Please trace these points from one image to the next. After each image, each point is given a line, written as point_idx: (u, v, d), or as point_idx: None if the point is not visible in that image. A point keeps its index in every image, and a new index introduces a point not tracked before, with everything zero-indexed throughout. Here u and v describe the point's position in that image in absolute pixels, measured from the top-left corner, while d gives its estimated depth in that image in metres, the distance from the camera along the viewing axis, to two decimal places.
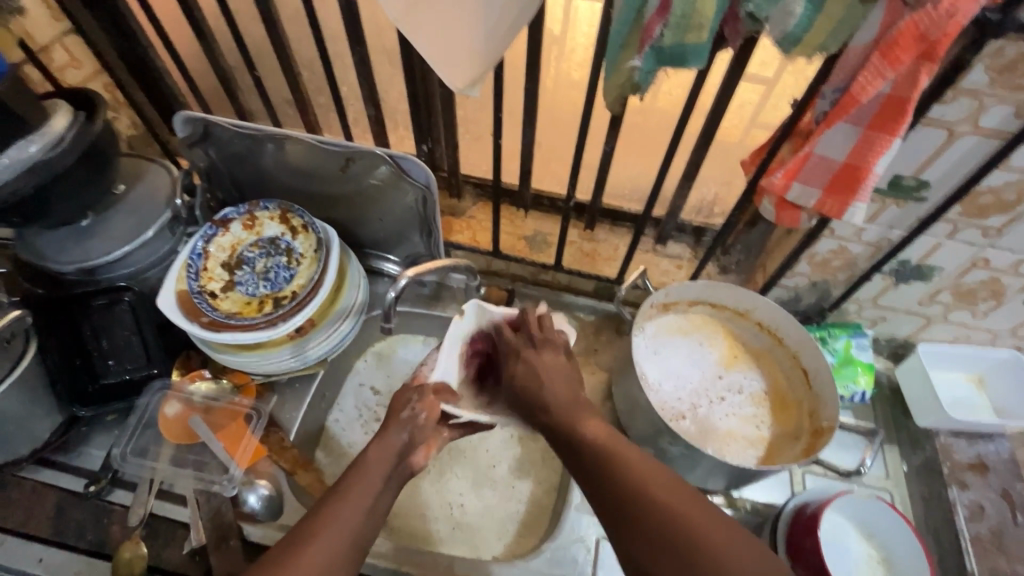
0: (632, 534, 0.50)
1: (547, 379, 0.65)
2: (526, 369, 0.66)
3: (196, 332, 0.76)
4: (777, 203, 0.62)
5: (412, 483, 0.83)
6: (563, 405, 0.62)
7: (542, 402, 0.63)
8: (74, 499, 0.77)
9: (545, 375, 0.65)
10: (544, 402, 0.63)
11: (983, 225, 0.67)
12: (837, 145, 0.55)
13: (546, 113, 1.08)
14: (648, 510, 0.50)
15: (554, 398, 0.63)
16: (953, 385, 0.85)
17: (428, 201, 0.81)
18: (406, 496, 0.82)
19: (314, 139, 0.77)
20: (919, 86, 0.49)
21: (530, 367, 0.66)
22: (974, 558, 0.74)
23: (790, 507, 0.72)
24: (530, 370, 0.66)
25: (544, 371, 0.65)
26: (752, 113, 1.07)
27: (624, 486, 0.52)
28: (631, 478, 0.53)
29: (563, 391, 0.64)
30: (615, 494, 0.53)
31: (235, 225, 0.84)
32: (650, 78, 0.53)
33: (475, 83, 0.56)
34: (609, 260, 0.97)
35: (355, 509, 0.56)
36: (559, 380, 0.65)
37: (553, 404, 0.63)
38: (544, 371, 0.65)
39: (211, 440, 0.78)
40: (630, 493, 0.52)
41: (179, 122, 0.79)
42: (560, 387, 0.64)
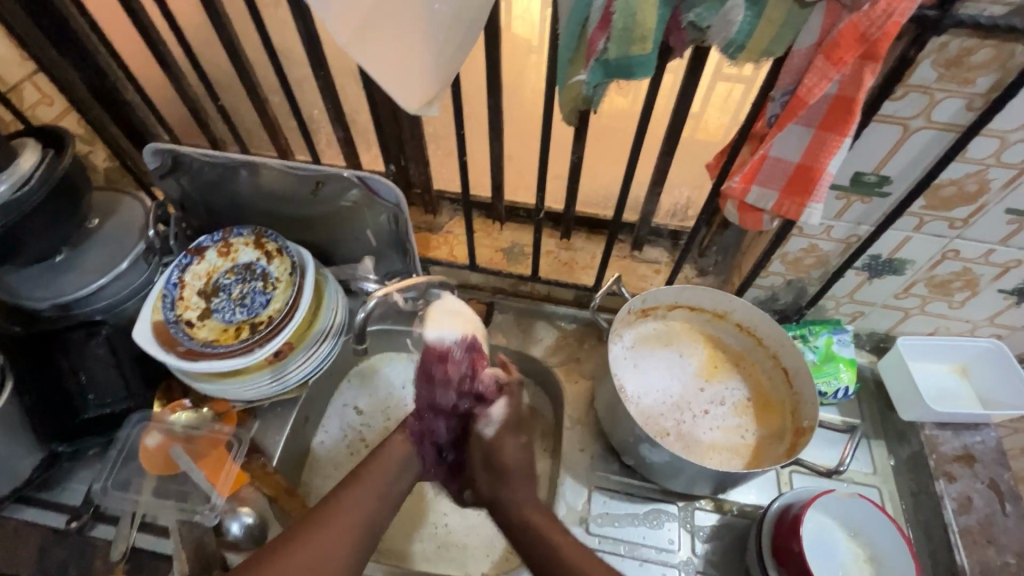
0: None
1: (514, 470, 0.70)
2: (501, 458, 0.70)
3: (171, 361, 0.76)
4: (739, 207, 0.62)
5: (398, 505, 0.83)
6: (527, 504, 0.68)
7: (502, 489, 0.69)
8: (57, 536, 0.77)
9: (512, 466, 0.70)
10: (506, 500, 0.69)
11: (948, 217, 0.67)
12: (791, 146, 0.55)
13: (518, 122, 1.07)
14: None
15: (519, 498, 0.69)
16: (937, 376, 0.85)
17: (400, 221, 0.82)
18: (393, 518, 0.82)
19: (284, 164, 0.79)
20: (863, 85, 0.49)
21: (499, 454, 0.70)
22: (964, 552, 0.73)
23: (776, 508, 0.72)
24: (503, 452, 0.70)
25: (509, 466, 0.70)
26: (729, 111, 1.05)
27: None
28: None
29: (523, 487, 0.70)
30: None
31: (210, 253, 0.85)
32: (601, 91, 0.53)
33: (431, 102, 0.57)
34: (586, 269, 0.97)
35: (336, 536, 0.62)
36: (523, 476, 0.70)
37: (512, 504, 0.68)
38: (514, 465, 0.70)
39: (193, 470, 0.78)
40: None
41: (150, 154, 0.80)
42: (525, 485, 0.70)
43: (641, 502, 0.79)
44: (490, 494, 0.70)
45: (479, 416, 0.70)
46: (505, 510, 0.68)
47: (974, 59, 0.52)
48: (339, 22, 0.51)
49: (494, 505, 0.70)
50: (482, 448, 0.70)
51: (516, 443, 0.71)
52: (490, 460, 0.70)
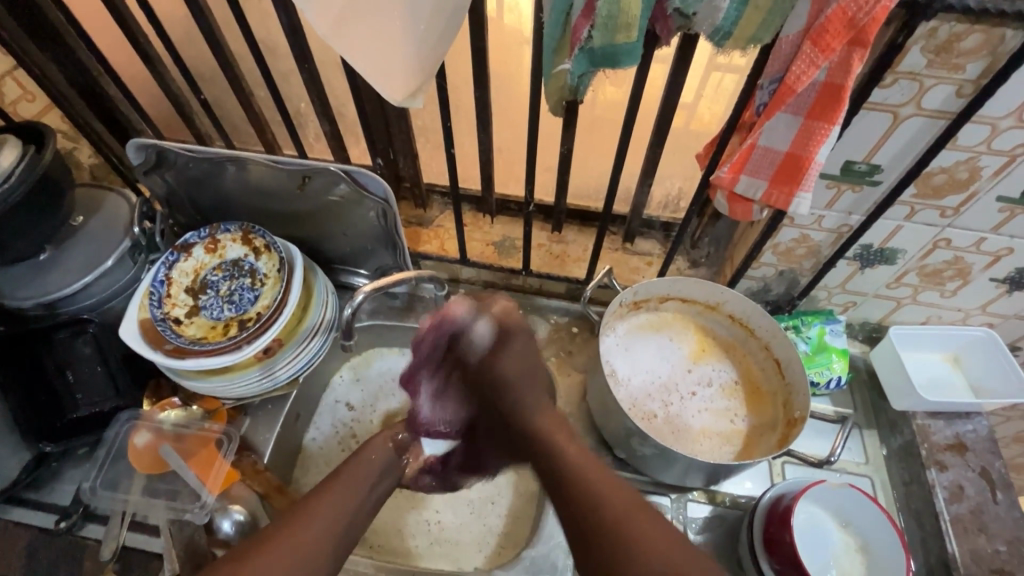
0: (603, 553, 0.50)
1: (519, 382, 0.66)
2: (498, 367, 0.66)
3: (158, 360, 0.75)
4: (728, 197, 0.62)
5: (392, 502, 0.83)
6: (532, 402, 0.65)
7: (507, 395, 0.65)
8: (46, 537, 0.76)
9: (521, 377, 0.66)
10: (507, 402, 0.65)
11: (939, 206, 0.67)
12: (780, 135, 0.54)
13: (507, 114, 1.06)
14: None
15: (522, 400, 0.65)
16: (928, 365, 0.85)
17: (388, 215, 0.81)
18: (385, 515, 0.82)
19: (269, 158, 0.78)
20: (852, 72, 0.48)
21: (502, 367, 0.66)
22: (955, 540, 0.73)
23: (767, 498, 0.71)
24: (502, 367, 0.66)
25: (510, 373, 0.66)
26: (721, 101, 1.04)
27: (628, 549, 0.49)
28: (610, 521, 0.51)
29: (528, 391, 0.66)
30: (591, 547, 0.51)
31: (197, 249, 0.83)
32: (587, 80, 0.53)
33: (415, 94, 0.56)
34: (578, 261, 0.97)
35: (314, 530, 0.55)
36: (524, 376, 0.66)
37: (518, 411, 0.65)
38: (512, 372, 0.66)
39: (181, 468, 0.77)
40: (613, 539, 0.50)
41: (133, 150, 0.79)
42: (529, 389, 0.66)
43: None
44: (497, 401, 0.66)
45: (464, 339, 0.68)
46: (514, 416, 0.65)
47: (964, 45, 0.51)
48: (320, 11, 0.50)
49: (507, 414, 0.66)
50: (475, 364, 0.68)
51: (510, 353, 0.67)
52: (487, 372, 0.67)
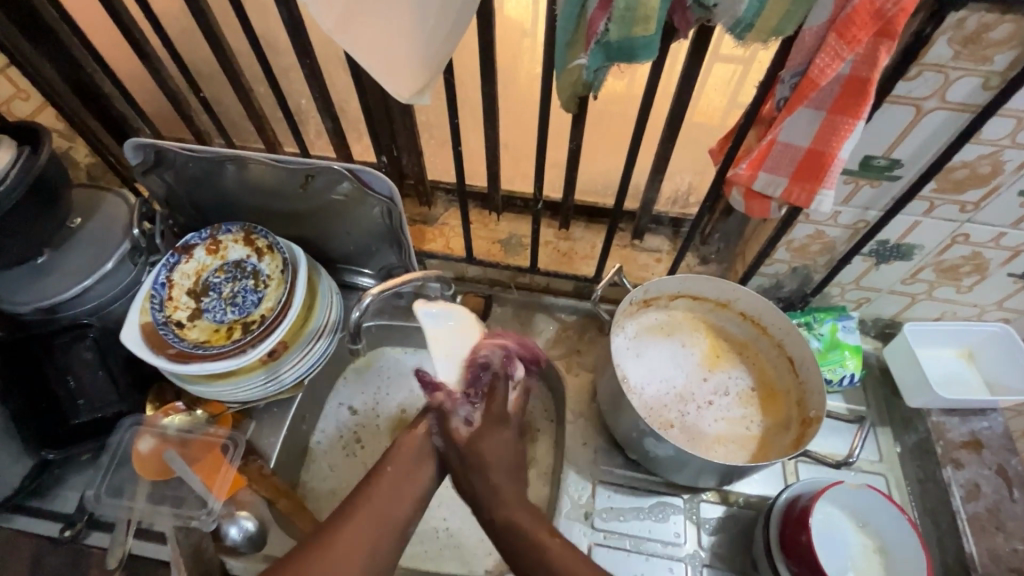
0: None
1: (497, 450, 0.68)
2: (478, 448, 0.67)
3: (162, 364, 0.74)
4: (745, 195, 0.60)
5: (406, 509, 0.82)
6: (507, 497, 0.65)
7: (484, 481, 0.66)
8: (51, 545, 0.75)
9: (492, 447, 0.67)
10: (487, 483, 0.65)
11: (960, 201, 0.65)
12: (801, 130, 0.52)
13: (512, 108, 1.04)
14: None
15: (490, 494, 0.65)
16: (942, 362, 0.84)
17: (394, 214, 0.80)
18: None
19: (271, 158, 0.76)
20: (878, 65, 0.46)
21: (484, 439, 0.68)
22: (972, 539, 0.72)
23: (783, 500, 0.71)
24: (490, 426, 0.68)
25: (491, 458, 0.67)
26: (731, 93, 1.02)
27: None
28: None
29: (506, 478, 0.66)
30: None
31: (198, 251, 0.82)
32: (601, 76, 0.51)
33: (423, 90, 0.54)
34: (586, 259, 0.95)
35: (344, 558, 0.59)
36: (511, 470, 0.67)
37: (491, 498, 0.65)
38: (496, 455, 0.67)
39: (187, 474, 0.75)
40: None
41: (130, 150, 0.76)
42: (509, 478, 0.66)
43: (646, 496, 0.78)
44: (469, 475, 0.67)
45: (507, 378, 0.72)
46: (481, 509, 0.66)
47: (993, 35, 0.49)
48: (323, 4, 0.48)
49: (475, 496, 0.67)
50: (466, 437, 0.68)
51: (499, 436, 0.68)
52: (472, 450, 0.67)
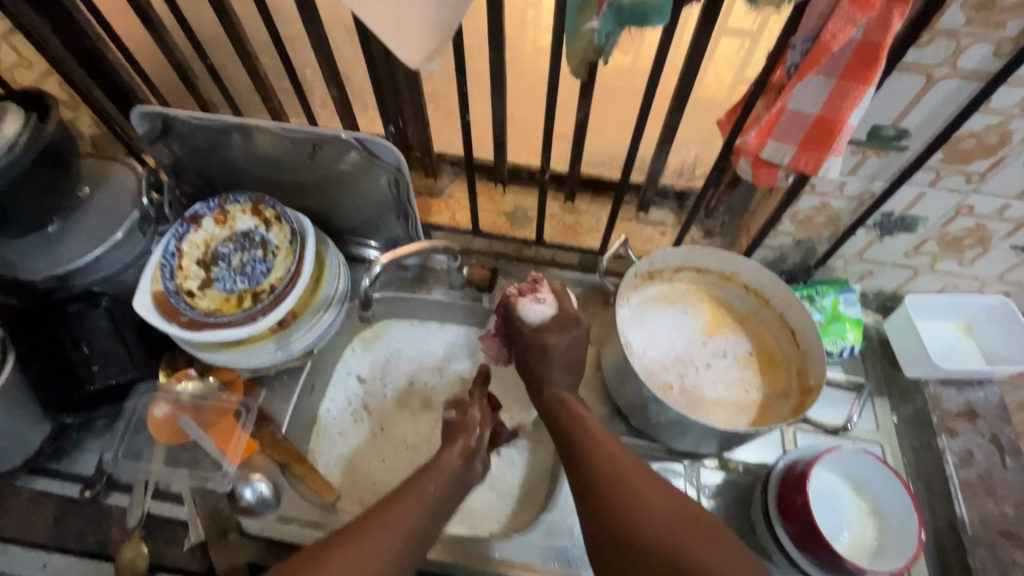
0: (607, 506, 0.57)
1: (558, 355, 0.71)
2: (545, 343, 0.71)
3: (174, 332, 0.75)
4: (752, 162, 0.60)
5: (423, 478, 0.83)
6: (563, 385, 0.71)
7: (540, 366, 0.71)
8: (71, 505, 0.77)
9: (559, 353, 0.71)
10: (541, 378, 0.71)
11: (966, 171, 0.65)
12: (810, 98, 0.53)
13: (518, 80, 1.03)
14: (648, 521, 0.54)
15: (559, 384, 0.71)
16: (941, 334, 0.85)
17: (401, 183, 0.80)
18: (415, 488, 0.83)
19: (278, 127, 0.76)
20: (891, 29, 0.46)
21: (541, 350, 0.71)
22: (963, 504, 0.75)
23: (781, 465, 0.73)
24: (542, 342, 0.71)
25: (556, 352, 0.71)
26: (739, 66, 1.01)
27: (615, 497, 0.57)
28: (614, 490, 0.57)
29: (564, 373, 0.71)
30: (599, 505, 0.57)
31: (206, 221, 0.83)
32: (613, 40, 0.51)
33: (432, 56, 0.54)
34: (592, 232, 0.96)
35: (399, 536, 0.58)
36: (567, 365, 0.72)
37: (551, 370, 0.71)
38: (559, 351, 0.71)
39: (202, 438, 0.77)
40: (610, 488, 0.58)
41: (138, 118, 0.77)
42: (566, 373, 0.71)
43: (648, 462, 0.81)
44: (526, 365, 0.73)
45: (530, 304, 0.72)
46: (540, 389, 0.72)
47: (1007, 1, 0.49)
48: None
49: (538, 382, 0.72)
50: (529, 336, 0.72)
51: (564, 336, 0.72)
52: (538, 338, 0.71)
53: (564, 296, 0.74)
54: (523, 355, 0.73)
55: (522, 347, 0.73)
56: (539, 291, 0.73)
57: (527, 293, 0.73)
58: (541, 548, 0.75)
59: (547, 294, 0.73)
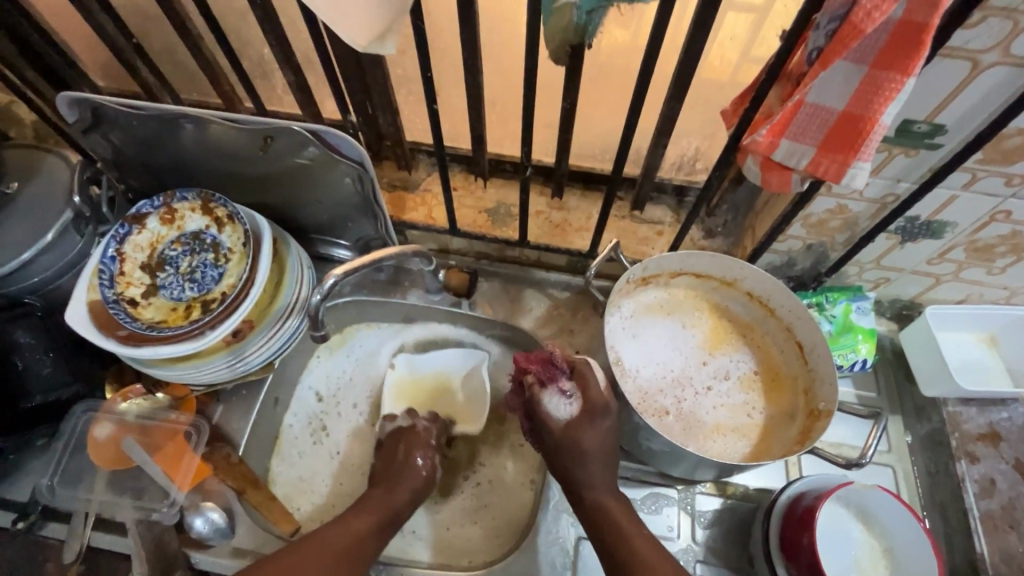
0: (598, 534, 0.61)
1: (595, 453, 0.64)
2: (576, 442, 0.63)
3: (112, 348, 0.67)
4: (762, 163, 0.52)
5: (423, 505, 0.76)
6: (603, 484, 0.64)
7: (576, 469, 0.64)
8: (6, 536, 0.70)
9: (595, 451, 0.64)
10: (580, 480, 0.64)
11: (1007, 173, 0.57)
12: (835, 90, 0.44)
13: (502, 60, 0.93)
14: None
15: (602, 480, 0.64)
16: (963, 347, 0.77)
17: (366, 180, 0.72)
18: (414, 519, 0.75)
19: (225, 116, 0.67)
20: (941, 7, 0.37)
21: (575, 449, 0.64)
22: (983, 538, 0.68)
23: (784, 498, 0.66)
24: (576, 442, 0.64)
25: (590, 449, 0.63)
26: (746, 44, 0.91)
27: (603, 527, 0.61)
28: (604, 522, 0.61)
29: (602, 469, 0.64)
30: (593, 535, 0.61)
31: (152, 220, 0.74)
32: (597, 18, 0.42)
33: (384, 36, 0.46)
34: (581, 231, 0.87)
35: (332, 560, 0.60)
36: (606, 461, 0.64)
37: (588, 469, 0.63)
38: (594, 447, 0.63)
39: (148, 465, 0.70)
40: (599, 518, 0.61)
41: (64, 106, 0.68)
42: (606, 468, 0.64)
43: (639, 487, 0.74)
44: (559, 467, 0.65)
45: (553, 398, 0.65)
46: (578, 491, 0.64)
47: None
48: None
49: (572, 483, 0.64)
50: (557, 433, 0.65)
51: (596, 429, 0.64)
52: (569, 438, 0.64)
53: (587, 380, 0.65)
54: (553, 454, 0.65)
55: (550, 446, 0.66)
56: (560, 379, 0.65)
57: (547, 381, 0.65)
58: None
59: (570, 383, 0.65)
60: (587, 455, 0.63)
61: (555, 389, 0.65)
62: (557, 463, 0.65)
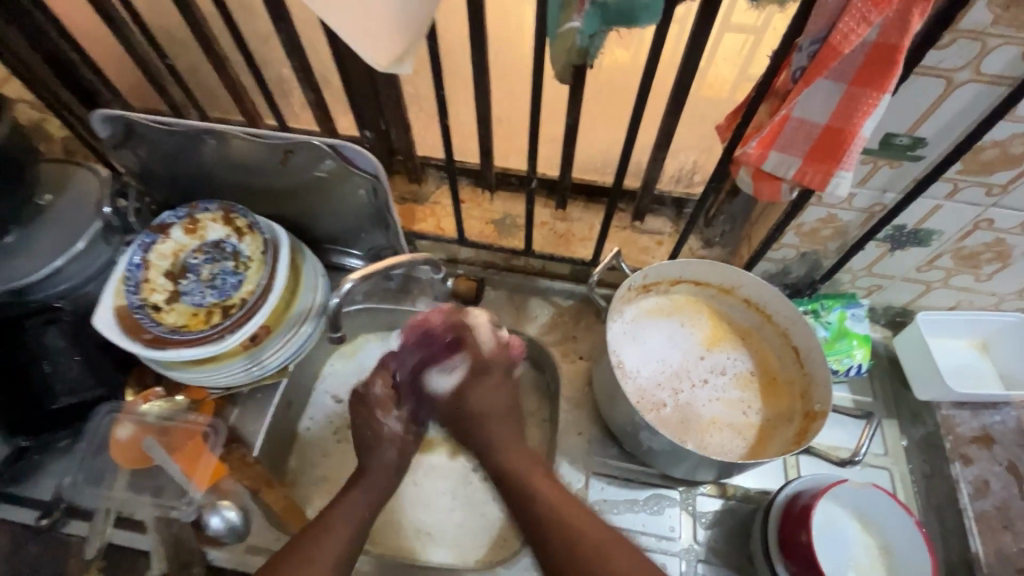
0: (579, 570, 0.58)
1: (492, 417, 0.75)
2: (467, 402, 0.76)
3: (137, 350, 0.71)
4: (753, 174, 0.55)
5: (428, 502, 0.78)
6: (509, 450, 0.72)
7: (477, 433, 0.75)
8: (27, 534, 0.72)
9: (491, 413, 0.75)
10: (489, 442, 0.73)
11: (986, 183, 0.60)
12: (818, 105, 0.48)
13: (509, 79, 0.98)
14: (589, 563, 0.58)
15: (501, 438, 0.73)
16: (956, 353, 0.80)
17: (379, 192, 0.76)
18: (420, 515, 0.77)
19: (248, 131, 0.72)
20: (910, 30, 0.41)
21: (480, 413, 0.75)
22: (979, 538, 0.70)
23: (783, 496, 0.68)
24: (476, 408, 0.75)
25: (483, 410, 0.75)
26: (741, 64, 0.95)
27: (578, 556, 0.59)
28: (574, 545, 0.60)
29: (503, 430, 0.74)
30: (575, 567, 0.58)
31: (175, 230, 0.78)
32: (599, 40, 0.46)
33: (402, 59, 0.50)
34: (584, 241, 0.91)
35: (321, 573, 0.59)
36: (503, 420, 0.75)
37: (496, 437, 0.73)
38: (483, 407, 0.76)
39: (167, 463, 0.72)
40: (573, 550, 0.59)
41: (98, 122, 0.73)
42: (504, 424, 0.74)
43: (641, 489, 0.76)
44: (464, 435, 0.76)
45: (434, 367, 0.79)
46: (489, 454, 0.72)
47: None
48: None
49: (484, 455, 0.73)
50: (445, 400, 0.78)
51: (480, 389, 0.76)
52: (461, 405, 0.76)
53: (473, 348, 0.78)
54: (461, 427, 0.76)
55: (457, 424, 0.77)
56: (443, 351, 0.78)
57: (432, 353, 0.78)
58: None
59: (458, 356, 0.78)
60: (488, 422, 0.74)
61: (439, 356, 0.78)
62: (464, 429, 0.76)
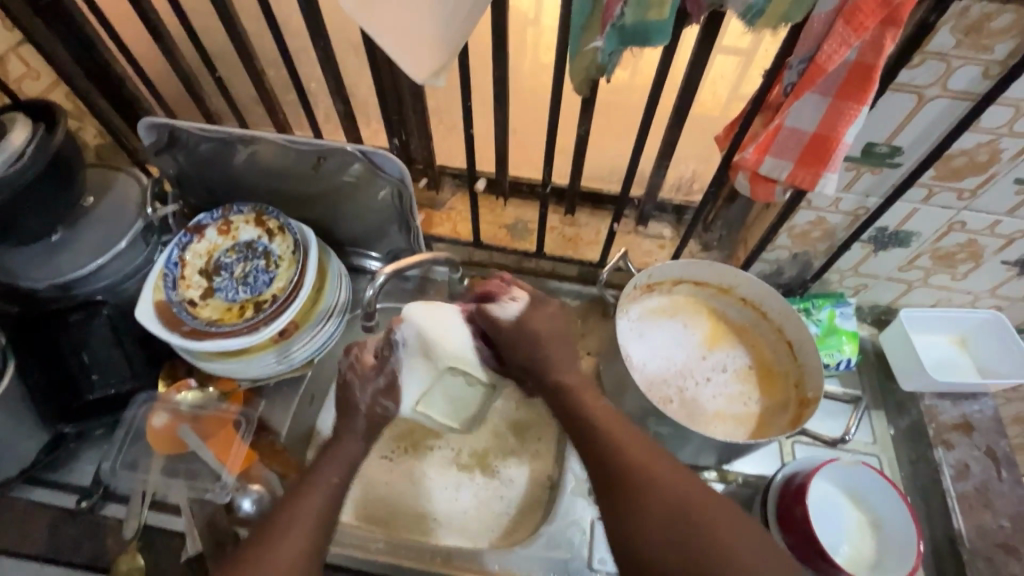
0: (639, 504, 0.55)
1: (549, 337, 0.69)
2: (531, 327, 0.68)
3: (176, 341, 0.75)
4: (751, 178, 0.62)
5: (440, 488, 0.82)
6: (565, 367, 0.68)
7: (536, 354, 0.68)
8: (67, 516, 0.77)
9: (551, 335, 0.69)
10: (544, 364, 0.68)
11: (958, 188, 0.67)
12: (807, 116, 0.54)
13: (520, 95, 1.05)
14: (662, 508, 0.54)
15: (556, 357, 0.68)
16: (936, 347, 0.86)
17: (404, 195, 0.81)
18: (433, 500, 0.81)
19: (284, 138, 0.77)
20: (883, 52, 0.48)
21: (536, 333, 0.68)
22: (960, 516, 0.76)
23: (780, 478, 0.73)
24: (533, 332, 0.68)
25: (544, 332, 0.69)
26: (734, 83, 1.03)
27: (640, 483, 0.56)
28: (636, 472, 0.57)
29: (560, 351, 0.69)
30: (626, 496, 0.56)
31: (210, 231, 0.83)
32: (615, 58, 0.52)
33: (438, 73, 0.56)
34: (591, 244, 0.97)
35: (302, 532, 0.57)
36: (563, 343, 0.69)
37: (552, 364, 0.68)
38: (543, 329, 0.69)
39: (201, 449, 0.77)
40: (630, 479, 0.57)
41: (144, 130, 0.79)
42: (562, 347, 0.69)
43: None
44: (524, 362, 0.69)
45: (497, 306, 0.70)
46: (546, 371, 0.68)
47: (994, 26, 0.51)
48: None
49: (541, 368, 0.68)
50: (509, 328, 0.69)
51: (541, 314, 0.70)
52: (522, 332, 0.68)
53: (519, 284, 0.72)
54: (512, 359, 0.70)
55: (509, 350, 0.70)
56: (512, 288, 0.72)
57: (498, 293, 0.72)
58: (540, 559, 0.75)
59: (517, 289, 0.72)
60: (547, 341, 0.68)
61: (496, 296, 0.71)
62: (520, 359, 0.69)
